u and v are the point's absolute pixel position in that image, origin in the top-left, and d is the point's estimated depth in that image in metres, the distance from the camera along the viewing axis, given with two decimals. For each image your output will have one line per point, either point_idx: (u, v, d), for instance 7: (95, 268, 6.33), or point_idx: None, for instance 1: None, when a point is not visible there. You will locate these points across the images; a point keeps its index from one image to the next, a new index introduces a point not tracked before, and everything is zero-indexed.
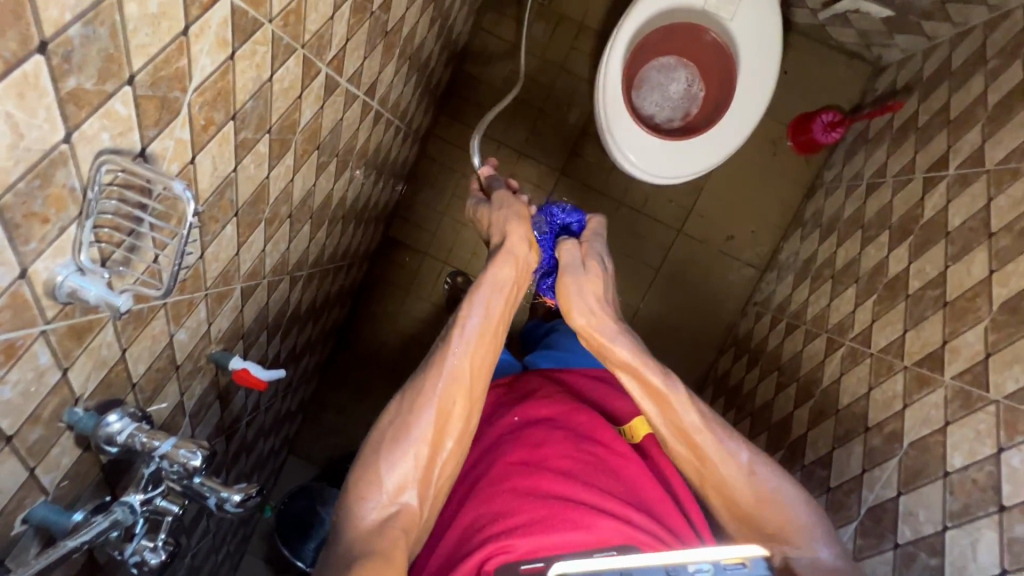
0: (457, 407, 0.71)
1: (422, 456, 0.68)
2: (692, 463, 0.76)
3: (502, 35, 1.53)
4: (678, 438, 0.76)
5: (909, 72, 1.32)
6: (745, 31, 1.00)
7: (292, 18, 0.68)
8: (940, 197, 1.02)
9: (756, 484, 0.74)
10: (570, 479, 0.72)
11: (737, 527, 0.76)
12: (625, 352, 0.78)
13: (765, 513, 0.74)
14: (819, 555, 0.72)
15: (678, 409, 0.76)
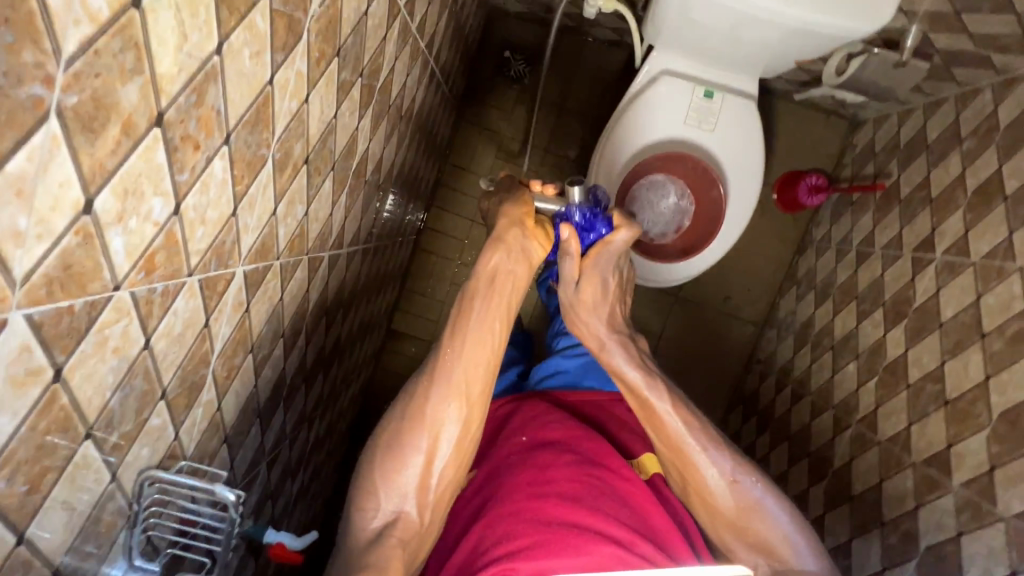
0: (451, 409, 0.76)
1: (422, 460, 0.75)
2: (680, 473, 0.85)
3: (485, 123, 1.53)
4: (668, 452, 0.86)
5: (885, 134, 1.35)
6: (728, 140, 1.06)
7: (297, 241, 0.69)
8: (930, 280, 1.06)
9: (739, 497, 0.82)
10: (573, 504, 0.77)
11: (724, 536, 0.84)
12: (619, 362, 0.89)
13: (748, 524, 0.82)
14: (805, 568, 0.80)
15: (666, 422, 0.85)
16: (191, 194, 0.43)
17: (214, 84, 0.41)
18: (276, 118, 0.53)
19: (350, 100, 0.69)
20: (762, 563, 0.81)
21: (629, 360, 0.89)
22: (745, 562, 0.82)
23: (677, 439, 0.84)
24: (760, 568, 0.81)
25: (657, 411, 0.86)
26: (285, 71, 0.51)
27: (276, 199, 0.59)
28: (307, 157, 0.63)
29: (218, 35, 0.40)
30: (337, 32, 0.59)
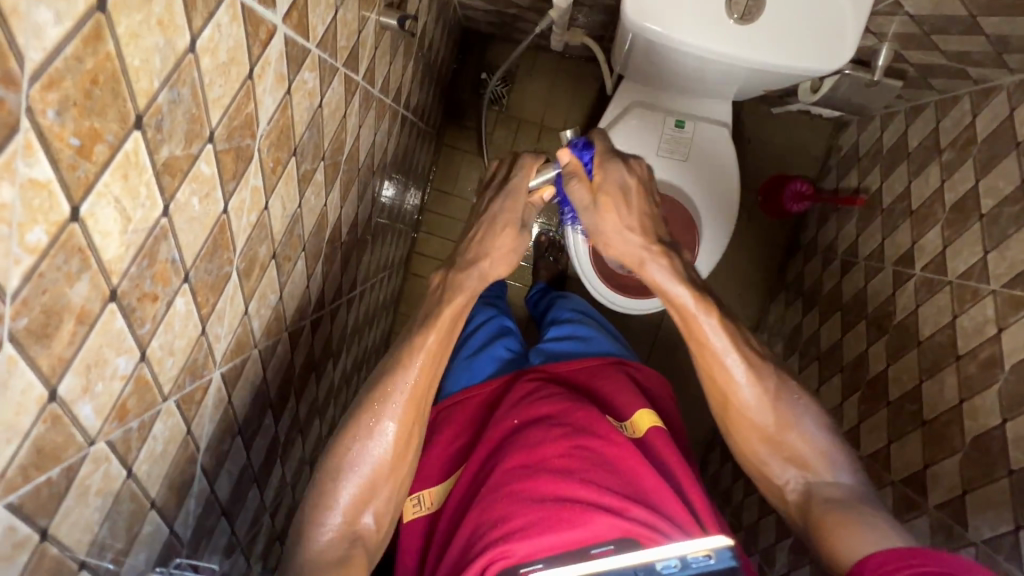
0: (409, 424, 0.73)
1: (380, 468, 0.70)
2: (719, 392, 0.79)
3: (467, 146, 1.54)
4: (708, 370, 0.79)
5: (868, 138, 1.33)
6: (703, 168, 1.07)
7: (273, 324, 0.72)
8: (910, 296, 1.06)
9: (781, 412, 0.76)
10: (566, 478, 0.64)
11: (760, 455, 0.77)
12: (662, 278, 0.82)
13: (790, 441, 0.75)
14: (839, 481, 0.72)
15: (708, 337, 0.78)
16: (155, 339, 0.46)
17: (165, 240, 0.44)
18: (236, 236, 0.55)
19: (313, 185, 0.71)
20: (803, 482, 0.74)
21: (673, 275, 0.81)
22: (778, 478, 0.76)
23: (717, 356, 0.78)
24: (796, 482, 0.75)
25: (698, 328, 0.79)
26: (239, 195, 0.54)
27: (246, 301, 0.62)
28: (274, 253, 0.66)
29: (164, 200, 0.42)
30: (290, 135, 0.61)
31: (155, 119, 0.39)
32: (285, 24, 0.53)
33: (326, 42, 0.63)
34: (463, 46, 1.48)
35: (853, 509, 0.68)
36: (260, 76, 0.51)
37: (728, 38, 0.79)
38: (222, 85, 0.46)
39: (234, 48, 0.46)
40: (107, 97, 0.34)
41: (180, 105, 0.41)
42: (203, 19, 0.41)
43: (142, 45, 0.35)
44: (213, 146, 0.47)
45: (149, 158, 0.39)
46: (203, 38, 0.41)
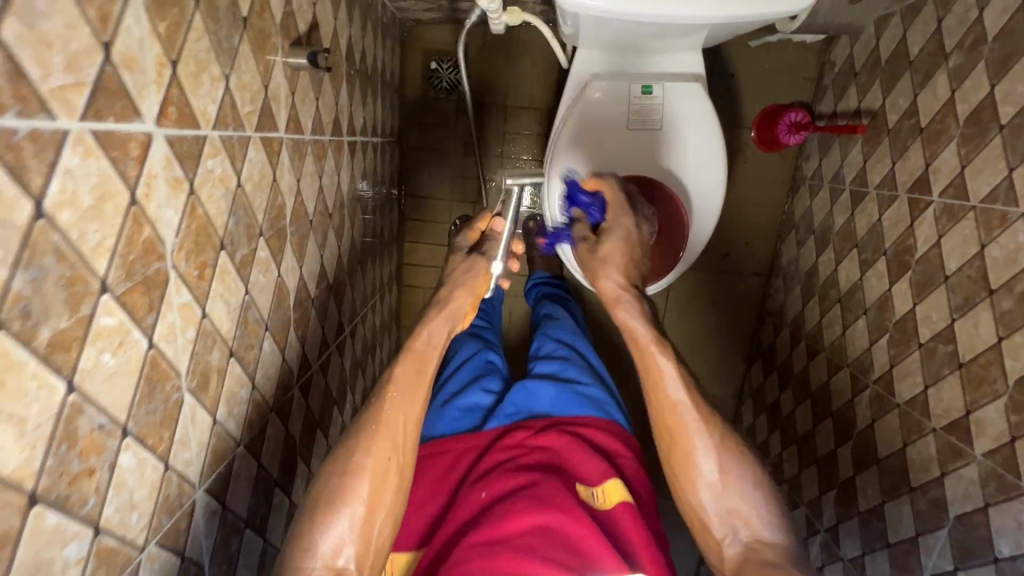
0: (392, 464, 0.69)
1: (358, 509, 0.66)
2: (669, 440, 0.72)
3: (434, 145, 1.45)
4: (660, 415, 0.73)
5: (863, 49, 1.19)
6: (682, 131, 0.97)
7: (254, 414, 0.69)
8: (930, 227, 0.97)
9: (723, 462, 0.70)
10: (529, 557, 0.60)
11: (702, 511, 0.70)
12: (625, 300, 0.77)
13: (731, 493, 0.69)
14: (772, 540, 0.67)
15: (667, 383, 0.72)
16: (107, 507, 0.44)
17: (83, 413, 0.40)
18: (175, 361, 0.51)
19: (258, 266, 0.66)
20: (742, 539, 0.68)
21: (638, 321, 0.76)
22: (716, 532, 0.69)
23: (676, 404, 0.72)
24: (733, 537, 0.68)
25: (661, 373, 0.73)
26: (163, 324, 0.49)
27: (211, 413, 0.59)
28: (230, 352, 0.62)
29: (65, 378, 0.38)
30: (211, 233, 0.56)
31: (17, 308, 0.34)
32: (162, 126, 0.46)
33: (225, 117, 0.56)
34: (404, 38, 1.37)
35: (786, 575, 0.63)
36: (148, 194, 0.46)
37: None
38: (99, 229, 0.40)
39: (101, 183, 0.40)
40: None
41: (47, 279, 0.36)
42: (43, 174, 0.35)
43: None
44: (111, 294, 0.42)
45: (27, 349, 0.35)
46: (52, 194, 0.36)
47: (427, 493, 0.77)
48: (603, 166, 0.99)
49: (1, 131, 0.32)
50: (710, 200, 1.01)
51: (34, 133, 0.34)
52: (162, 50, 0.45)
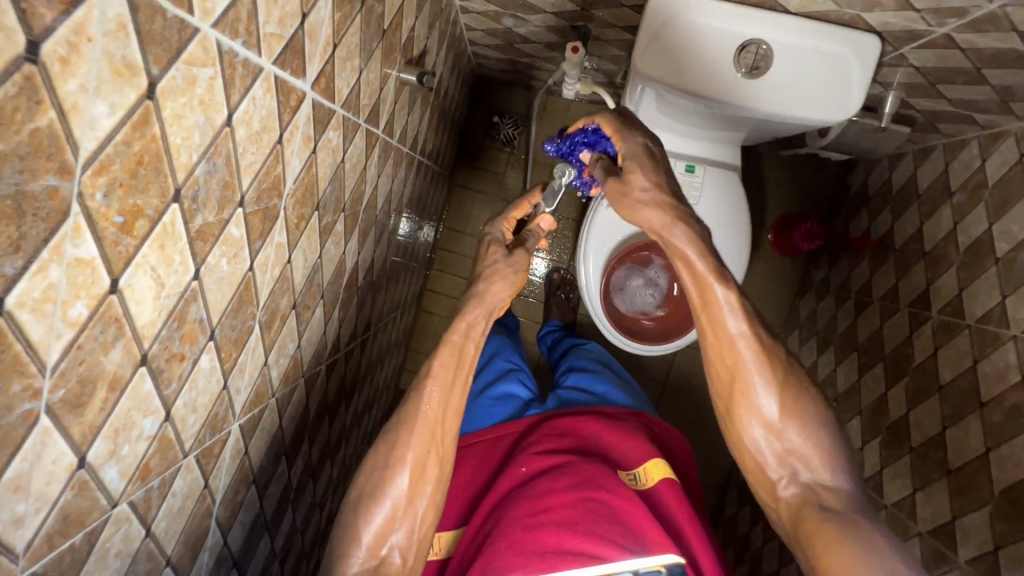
0: (428, 457, 0.72)
1: (400, 498, 0.70)
2: (727, 375, 0.70)
3: (480, 188, 1.57)
4: (717, 350, 0.71)
5: (877, 179, 1.34)
6: (714, 209, 1.07)
7: (291, 372, 0.73)
8: (927, 339, 1.05)
9: (784, 401, 0.68)
10: (570, 530, 0.63)
11: (756, 445, 0.69)
12: (681, 241, 0.70)
13: (793, 429, 0.67)
14: (837, 485, 0.66)
15: (725, 316, 0.69)
16: (179, 398, 0.47)
17: (195, 304, 0.45)
18: (259, 290, 0.56)
19: (334, 236, 0.73)
20: (805, 476, 0.67)
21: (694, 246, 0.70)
22: (773, 474, 0.68)
23: (733, 340, 0.69)
24: (790, 479, 0.67)
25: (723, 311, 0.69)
26: (264, 253, 0.55)
27: (266, 352, 0.63)
28: (294, 303, 0.67)
29: (196, 263, 0.44)
30: (314, 192, 0.63)
31: (192, 190, 0.40)
32: (313, 90, 0.55)
33: (350, 102, 0.66)
34: (476, 92, 1.53)
35: (848, 523, 0.61)
36: (288, 141, 0.53)
37: (747, 92, 0.80)
38: (254, 152, 0.47)
39: (266, 118, 0.48)
40: (150, 177, 0.35)
41: (215, 175, 0.43)
42: (239, 94, 0.43)
43: (184, 125, 0.37)
44: (243, 209, 0.48)
45: (184, 226, 0.40)
46: (239, 111, 0.43)
47: (467, 477, 0.83)
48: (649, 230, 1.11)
49: (230, 51, 0.40)
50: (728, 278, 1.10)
51: (246, 61, 0.42)
52: (331, 34, 0.55)
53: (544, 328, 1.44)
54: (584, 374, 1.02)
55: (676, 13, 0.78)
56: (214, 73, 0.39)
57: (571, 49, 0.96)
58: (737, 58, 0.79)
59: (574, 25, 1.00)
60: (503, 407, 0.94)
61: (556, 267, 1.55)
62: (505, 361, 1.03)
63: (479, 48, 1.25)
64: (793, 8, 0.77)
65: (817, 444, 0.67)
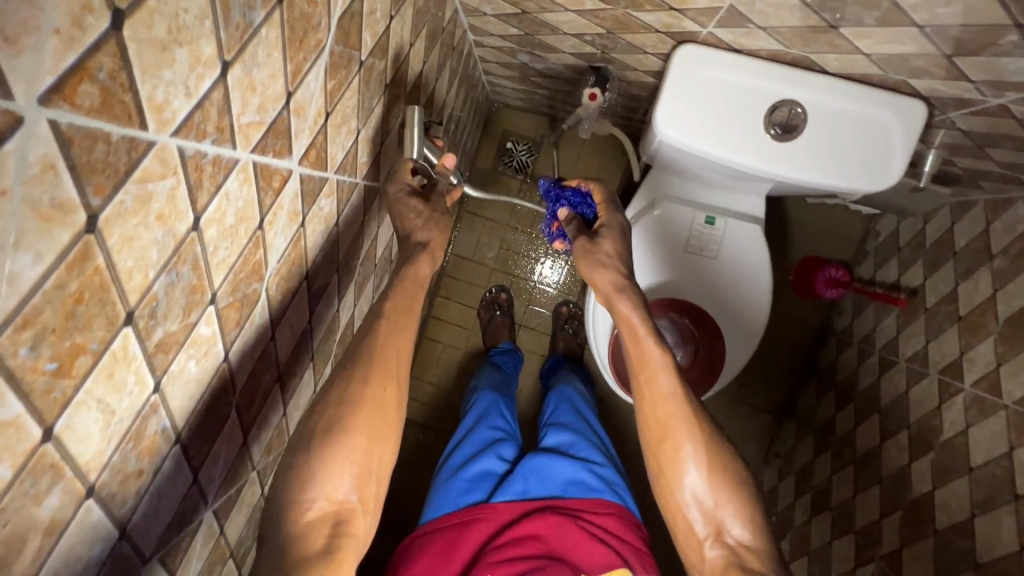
0: (377, 399, 0.58)
1: (348, 439, 0.56)
2: (658, 433, 0.70)
3: (492, 217, 1.52)
4: (649, 405, 0.72)
5: (909, 229, 1.26)
6: (734, 261, 1.00)
7: (276, 440, 0.69)
8: (958, 412, 0.98)
9: (711, 460, 0.69)
10: None
11: (683, 504, 0.69)
12: (625, 304, 0.74)
13: (718, 489, 0.68)
14: (758, 547, 0.66)
15: (659, 372, 0.71)
16: (136, 511, 0.43)
17: (156, 416, 0.41)
18: (236, 377, 0.52)
19: (326, 298, 0.69)
20: (732, 534, 0.67)
21: (638, 310, 0.74)
22: (697, 530, 0.68)
23: (667, 397, 0.71)
24: (715, 539, 0.67)
25: (657, 368, 0.71)
26: (240, 341, 0.50)
27: (244, 432, 0.59)
28: (278, 376, 0.63)
29: (156, 377, 0.39)
30: (303, 263, 0.58)
31: (149, 307, 0.36)
32: (302, 165, 0.51)
33: (346, 165, 0.61)
34: (490, 116, 1.47)
35: None
36: (272, 222, 0.49)
37: (777, 152, 0.74)
38: (228, 247, 0.43)
39: (243, 208, 0.43)
40: (94, 312, 0.31)
41: (178, 284, 0.38)
42: (209, 194, 0.38)
43: (136, 246, 0.33)
44: (214, 306, 0.44)
45: (140, 346, 0.36)
46: (209, 212, 0.39)
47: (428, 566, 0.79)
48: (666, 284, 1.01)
49: (196, 153, 0.36)
50: (744, 336, 1.02)
51: (217, 158, 0.38)
52: (324, 104, 0.50)
53: (548, 363, 1.40)
54: (560, 437, 0.98)
55: (699, 70, 0.73)
56: (176, 182, 0.34)
57: (589, 95, 0.90)
58: (767, 117, 0.73)
59: (593, 66, 0.94)
60: (476, 487, 0.90)
61: (564, 301, 1.50)
62: (484, 432, 0.99)
63: (493, 77, 1.20)
64: (831, 70, 0.70)
65: (740, 507, 0.68)
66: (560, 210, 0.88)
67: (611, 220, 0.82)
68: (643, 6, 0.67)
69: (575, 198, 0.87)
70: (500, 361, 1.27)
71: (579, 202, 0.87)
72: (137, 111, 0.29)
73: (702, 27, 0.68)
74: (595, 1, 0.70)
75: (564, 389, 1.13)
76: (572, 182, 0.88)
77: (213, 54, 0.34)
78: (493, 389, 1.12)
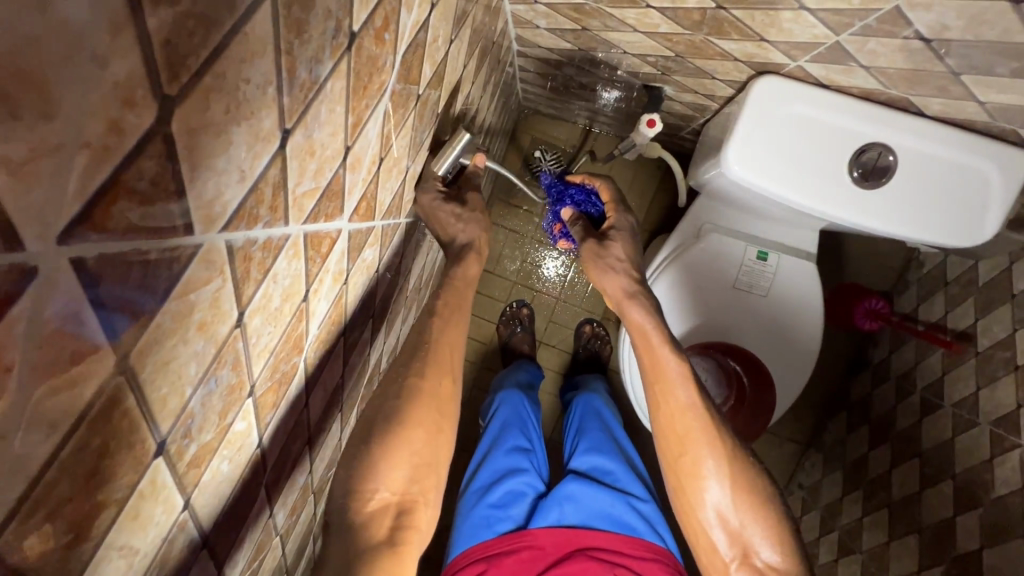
0: (436, 389, 0.53)
1: (404, 445, 0.50)
2: (675, 446, 0.59)
3: (516, 228, 1.42)
4: (663, 420, 0.60)
5: (957, 263, 1.19)
6: (785, 302, 0.92)
7: (300, 499, 0.63)
8: (1012, 470, 0.89)
9: (737, 477, 0.57)
10: None
11: (706, 525, 0.58)
12: (635, 312, 0.63)
13: (745, 512, 0.56)
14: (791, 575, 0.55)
15: (674, 382, 0.59)
16: None
17: (184, 534, 0.35)
18: (269, 457, 0.46)
19: (359, 346, 0.62)
20: (761, 555, 0.56)
21: (652, 318, 0.63)
22: (723, 555, 0.57)
23: (684, 409, 0.59)
24: (742, 563, 0.56)
25: (671, 377, 0.60)
26: (274, 422, 0.44)
27: (271, 506, 0.52)
28: (309, 439, 0.56)
29: (185, 495, 0.33)
30: (342, 320, 0.51)
31: (183, 427, 0.29)
32: (351, 221, 0.44)
33: (392, 208, 0.54)
34: (519, 122, 1.39)
35: None
36: (316, 290, 0.42)
37: (863, 206, 0.67)
38: (271, 331, 0.36)
39: (290, 285, 0.36)
40: (117, 462, 0.25)
41: (215, 391, 0.32)
42: (256, 283, 0.31)
43: (172, 370, 0.26)
44: (252, 398, 0.37)
45: (171, 472, 0.30)
46: (255, 302, 0.32)
47: None
48: (711, 327, 0.94)
49: (246, 243, 0.29)
50: (787, 388, 0.95)
51: (267, 241, 0.31)
52: (379, 149, 0.43)
53: (568, 381, 1.33)
54: (594, 460, 0.90)
55: (779, 105, 0.66)
56: (222, 283, 0.28)
57: (646, 122, 0.83)
58: (853, 159, 0.66)
59: (648, 85, 0.87)
60: (505, 517, 0.82)
61: (589, 318, 1.42)
62: (508, 451, 0.90)
63: (528, 85, 1.12)
64: (931, 112, 0.63)
65: (771, 521, 0.57)
66: (561, 210, 0.75)
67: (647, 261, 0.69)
68: (729, 33, 0.60)
69: (580, 197, 0.75)
70: (523, 369, 1.18)
71: (583, 200, 0.75)
72: (184, 217, 0.23)
73: (792, 60, 0.61)
74: (673, 25, 0.62)
75: (591, 400, 1.04)
76: (576, 178, 0.77)
77: (274, 125, 0.26)
78: (517, 393, 1.02)
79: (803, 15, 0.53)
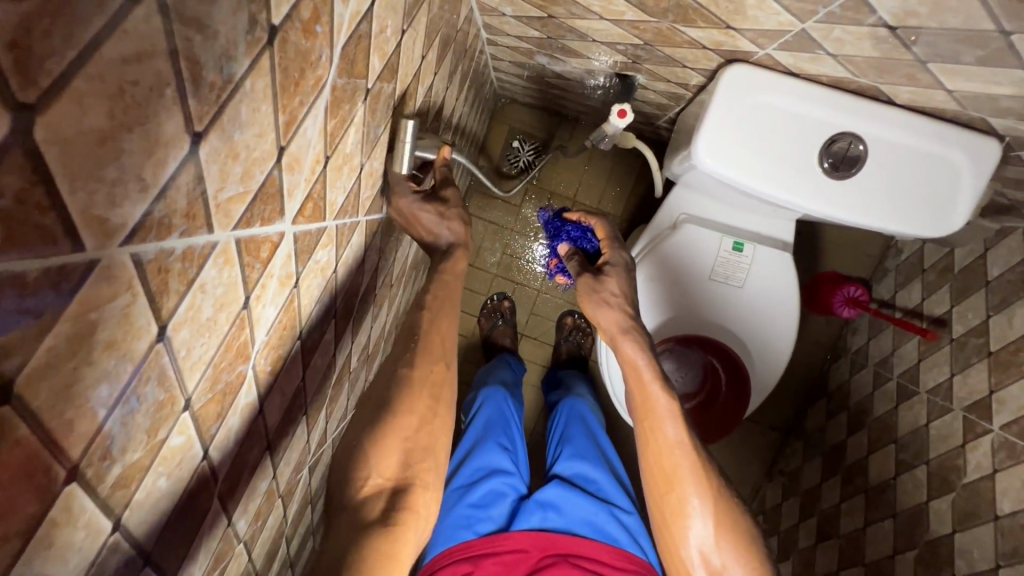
0: (422, 381, 0.52)
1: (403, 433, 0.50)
2: (661, 482, 0.58)
3: (495, 220, 1.40)
4: (650, 455, 0.59)
5: (934, 250, 1.20)
6: (760, 295, 0.92)
7: (265, 504, 0.61)
8: (983, 455, 0.91)
9: (722, 519, 0.57)
10: None
11: (689, 564, 0.57)
12: (628, 344, 0.62)
13: (728, 555, 0.56)
14: None
15: (664, 421, 0.59)
16: None
17: (118, 553, 0.33)
18: (219, 467, 0.44)
19: (322, 348, 0.60)
20: None
21: (644, 352, 0.62)
22: None
23: (672, 446, 0.58)
24: None
25: (660, 412, 0.59)
26: (221, 432, 0.42)
27: (229, 514, 0.51)
28: (268, 445, 0.55)
29: (114, 517, 0.32)
30: (297, 324, 0.50)
31: (101, 449, 0.28)
32: (296, 223, 0.42)
33: (347, 207, 0.52)
34: (496, 112, 1.36)
35: None
36: (259, 295, 0.40)
37: (837, 208, 0.67)
38: (205, 342, 0.35)
39: (224, 293, 0.35)
40: (13, 494, 0.23)
41: (139, 410, 0.30)
42: (179, 295, 0.30)
43: (76, 394, 0.24)
44: (190, 411, 0.36)
45: (91, 497, 0.29)
46: (179, 314, 0.30)
47: None
48: (686, 320, 0.94)
49: (159, 254, 0.27)
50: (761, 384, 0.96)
51: (188, 251, 0.29)
52: (324, 147, 0.41)
53: (551, 376, 1.33)
54: (577, 467, 0.89)
55: (749, 94, 0.65)
56: (132, 299, 0.26)
57: (618, 112, 0.81)
58: (824, 150, 0.65)
59: (620, 73, 0.85)
60: (485, 518, 0.81)
61: (570, 310, 1.41)
62: (491, 452, 0.89)
63: (502, 74, 1.09)
64: (901, 101, 0.62)
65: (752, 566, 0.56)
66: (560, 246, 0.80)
67: (617, 256, 0.69)
68: (695, 21, 0.58)
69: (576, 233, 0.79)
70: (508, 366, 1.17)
71: (579, 236, 0.79)
72: (68, 233, 0.21)
73: (760, 48, 0.60)
74: (638, 12, 0.60)
75: (577, 403, 1.04)
76: (571, 215, 0.80)
77: (180, 128, 0.25)
78: (500, 392, 1.00)
79: (767, 2, 0.51)
